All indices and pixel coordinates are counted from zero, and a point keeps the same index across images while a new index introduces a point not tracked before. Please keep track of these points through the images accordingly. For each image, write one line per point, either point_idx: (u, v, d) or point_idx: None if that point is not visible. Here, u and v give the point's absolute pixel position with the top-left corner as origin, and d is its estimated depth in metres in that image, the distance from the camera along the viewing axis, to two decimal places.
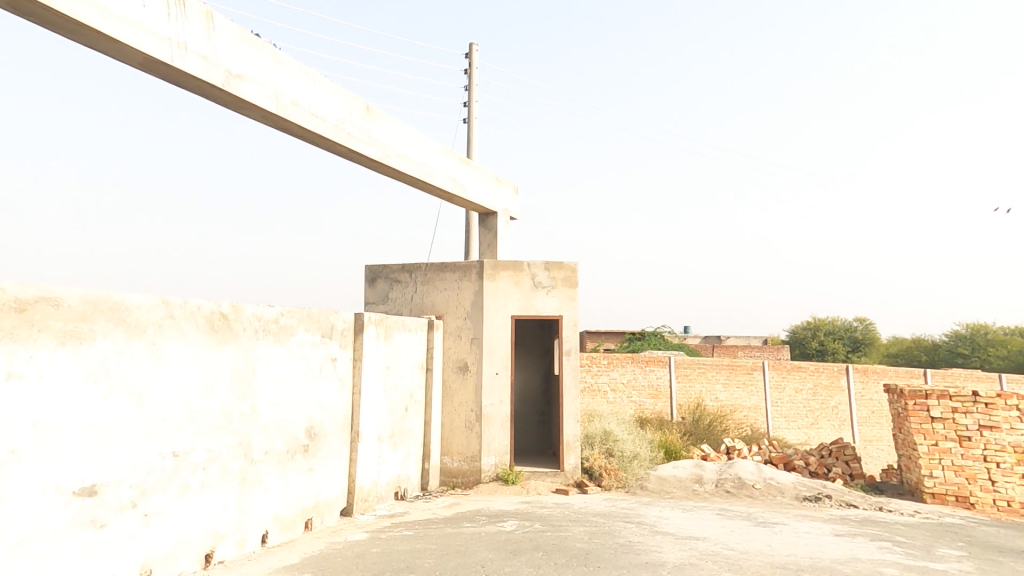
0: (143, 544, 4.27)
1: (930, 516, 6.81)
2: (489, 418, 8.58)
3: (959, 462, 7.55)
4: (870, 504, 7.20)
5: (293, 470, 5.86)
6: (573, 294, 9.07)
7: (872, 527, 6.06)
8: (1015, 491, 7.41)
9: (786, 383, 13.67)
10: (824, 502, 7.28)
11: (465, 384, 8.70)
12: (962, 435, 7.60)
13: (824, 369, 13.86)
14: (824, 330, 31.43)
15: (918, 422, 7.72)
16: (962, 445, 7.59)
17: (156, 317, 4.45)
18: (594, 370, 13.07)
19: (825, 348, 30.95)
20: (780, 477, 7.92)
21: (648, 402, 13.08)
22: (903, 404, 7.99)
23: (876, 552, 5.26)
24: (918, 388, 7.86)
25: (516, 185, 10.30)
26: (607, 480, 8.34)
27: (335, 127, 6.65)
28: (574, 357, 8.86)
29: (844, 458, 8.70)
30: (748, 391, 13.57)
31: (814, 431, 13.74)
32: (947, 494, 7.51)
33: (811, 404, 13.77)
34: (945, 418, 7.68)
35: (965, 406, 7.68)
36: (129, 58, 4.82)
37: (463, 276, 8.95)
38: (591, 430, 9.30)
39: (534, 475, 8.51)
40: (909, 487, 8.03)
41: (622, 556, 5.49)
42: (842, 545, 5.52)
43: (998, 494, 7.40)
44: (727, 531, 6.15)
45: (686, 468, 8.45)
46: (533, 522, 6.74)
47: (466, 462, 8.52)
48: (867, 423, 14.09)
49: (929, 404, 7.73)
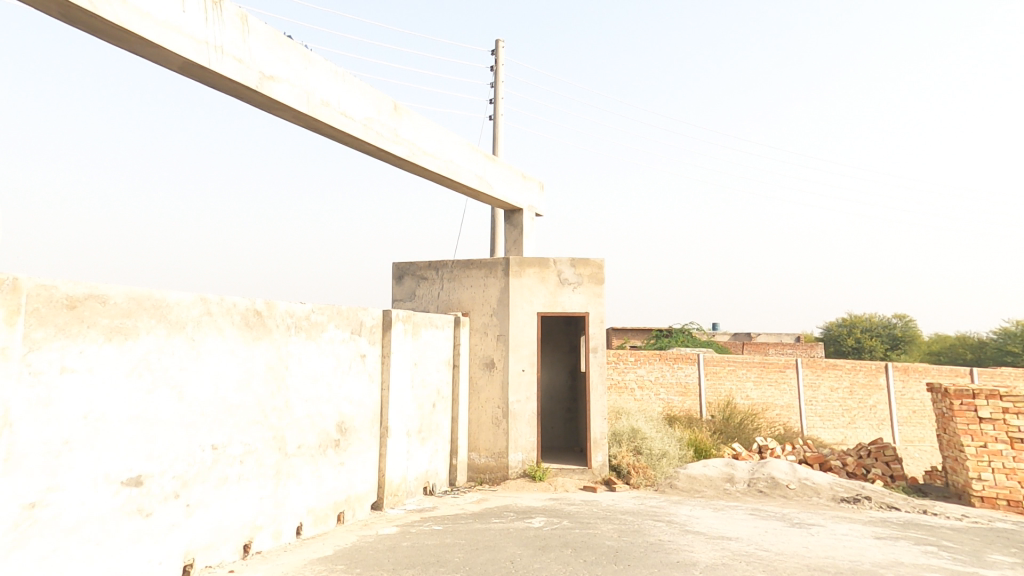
0: (186, 533, 4.41)
1: (978, 520, 6.53)
2: (515, 414, 8.59)
3: (1010, 465, 7.22)
4: (912, 506, 6.95)
5: (325, 464, 5.97)
6: (599, 291, 8.99)
7: (915, 530, 5.86)
8: None
9: (821, 381, 13.32)
10: (863, 504, 7.06)
11: (492, 380, 8.72)
12: (1015, 437, 7.26)
13: (862, 366, 13.43)
14: (861, 327, 30.42)
15: (965, 422, 7.43)
16: (1015, 447, 7.25)
17: (195, 314, 4.58)
18: (621, 367, 12.95)
19: (861, 346, 29.99)
20: (815, 477, 7.71)
21: (676, 400, 12.90)
22: (948, 403, 7.69)
23: (920, 557, 5.08)
24: (964, 388, 7.55)
25: (541, 181, 10.25)
26: (635, 478, 8.27)
27: (363, 126, 6.72)
28: (601, 354, 8.79)
29: (884, 459, 8.42)
30: (781, 389, 13.25)
31: (851, 430, 13.34)
32: (997, 497, 7.20)
33: (847, 403, 13.38)
34: (995, 419, 7.37)
35: (1017, 406, 7.32)
36: (169, 62, 4.96)
37: (490, 274, 8.96)
38: (618, 428, 9.22)
39: (562, 472, 8.50)
40: (956, 490, 7.72)
41: (652, 555, 5.43)
42: (882, 548, 5.35)
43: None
44: (761, 532, 6.02)
45: (716, 467, 8.30)
46: (561, 519, 6.72)
47: (493, 458, 8.54)
48: (908, 423, 13.60)
49: (977, 404, 7.43)
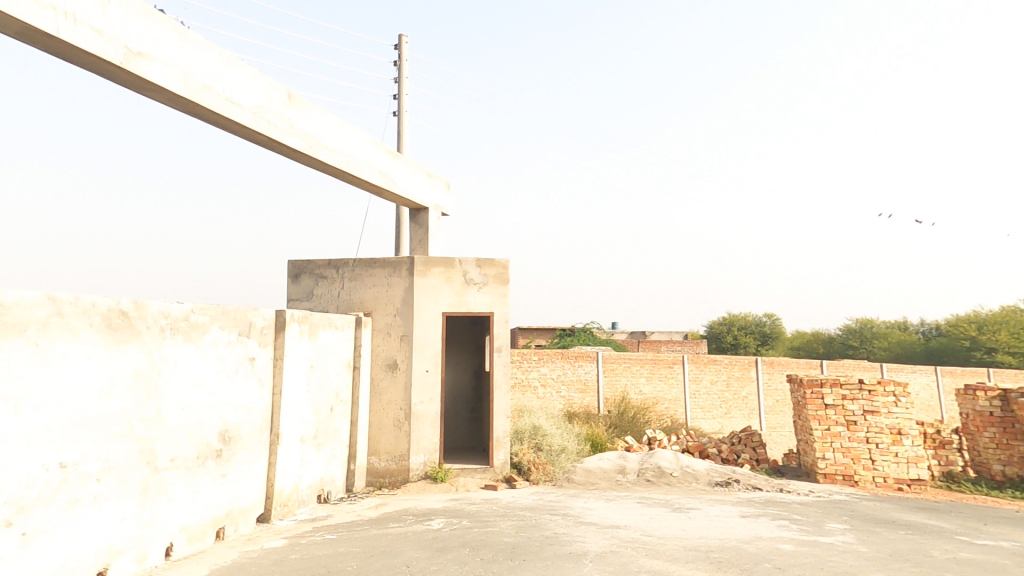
0: (20, 565, 3.86)
1: (822, 494, 7.47)
2: (418, 415, 8.47)
3: (846, 444, 8.30)
4: (772, 486, 7.78)
5: (203, 477, 5.51)
6: (504, 291, 9.12)
7: (774, 507, 6.57)
8: (891, 469, 8.21)
9: (704, 375, 14.52)
10: (734, 486, 7.80)
11: (394, 382, 8.54)
12: (850, 420, 8.37)
13: (737, 361, 14.81)
14: (738, 325, 33.59)
15: (814, 409, 8.45)
16: (849, 428, 8.34)
17: (40, 315, 4.04)
18: (525, 365, 13.24)
19: (738, 343, 33.14)
20: (695, 464, 8.39)
21: (576, 397, 13.42)
22: (801, 392, 8.70)
23: (776, 530, 5.71)
24: (814, 378, 8.59)
25: (448, 180, 10.22)
26: (535, 475, 8.48)
27: (253, 115, 6.30)
28: (505, 354, 8.90)
29: (752, 445, 9.34)
30: (669, 383, 14.25)
31: (727, 420, 14.66)
32: (836, 473, 8.26)
33: (725, 395, 14.69)
34: (836, 405, 8.44)
35: (852, 393, 8.46)
36: (5, 26, 4.32)
37: (394, 273, 8.77)
38: (521, 426, 9.40)
39: (463, 473, 8.51)
40: (806, 469, 8.76)
41: (547, 548, 5.62)
42: (746, 525, 5.95)
43: (878, 471, 8.19)
44: (647, 519, 6.44)
45: (610, 459, 8.75)
46: (461, 519, 6.74)
47: (394, 461, 8.36)
48: (773, 411, 15.25)
49: (823, 392, 8.47)
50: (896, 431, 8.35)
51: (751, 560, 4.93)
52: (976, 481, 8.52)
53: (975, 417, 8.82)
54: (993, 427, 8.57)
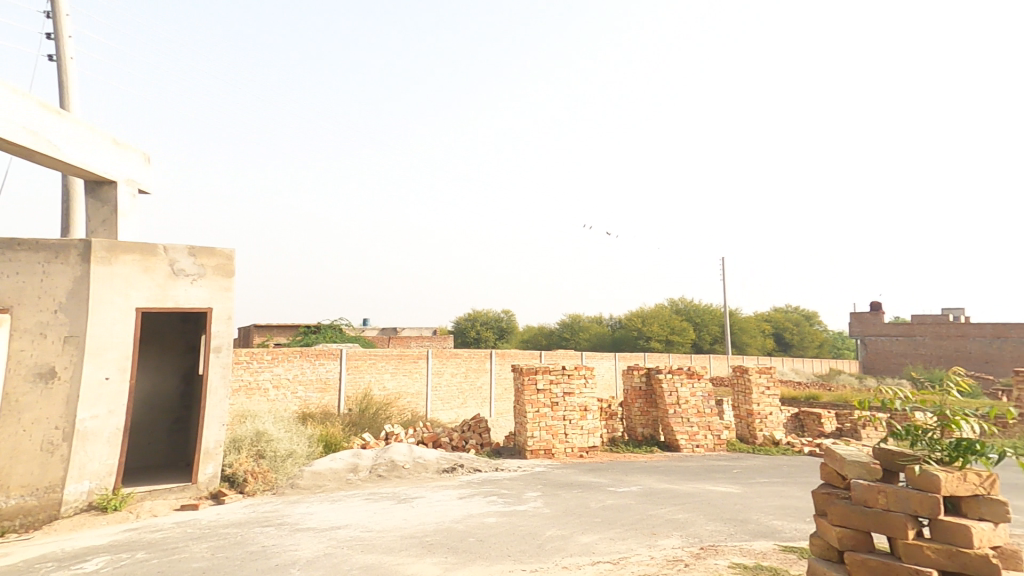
0: None
1: (525, 469, 8.67)
2: (85, 434, 6.91)
3: (549, 422, 9.76)
4: (490, 466, 8.74)
5: None
6: (225, 285, 8.16)
7: (487, 486, 7.38)
8: (579, 440, 9.91)
9: (445, 368, 15.53)
10: (458, 471, 8.52)
11: (50, 395, 6.79)
12: (553, 401, 9.83)
13: (475, 354, 16.34)
14: (480, 321, 37.36)
15: (529, 393, 9.73)
16: (552, 409, 9.83)
17: None
18: (254, 367, 11.92)
19: (480, 337, 36.77)
20: (427, 455, 8.86)
21: (314, 397, 12.77)
22: (521, 379, 9.86)
23: (485, 506, 6.42)
24: (530, 366, 9.82)
25: (148, 152, 8.62)
26: (251, 485, 7.80)
27: None
28: (224, 355, 7.96)
29: (479, 431, 10.33)
30: (414, 377, 14.80)
31: (463, 409, 15.91)
32: (540, 448, 9.67)
33: (463, 386, 15.96)
34: (545, 389, 9.79)
35: (557, 377, 9.86)
36: None
37: (55, 258, 6.99)
38: (240, 434, 8.59)
39: (150, 496, 7.35)
40: (518, 448, 10.06)
41: (248, 565, 5.20)
42: (462, 504, 6.56)
43: (569, 443, 9.82)
44: (370, 514, 6.54)
45: (343, 459, 8.59)
46: (136, 552, 5.69)
47: (38, 495, 6.63)
48: (502, 398, 17.29)
49: (536, 378, 9.75)
50: (584, 407, 10.06)
51: (460, 536, 5.37)
52: (626, 442, 10.61)
53: (630, 391, 10.84)
54: (640, 398, 10.77)
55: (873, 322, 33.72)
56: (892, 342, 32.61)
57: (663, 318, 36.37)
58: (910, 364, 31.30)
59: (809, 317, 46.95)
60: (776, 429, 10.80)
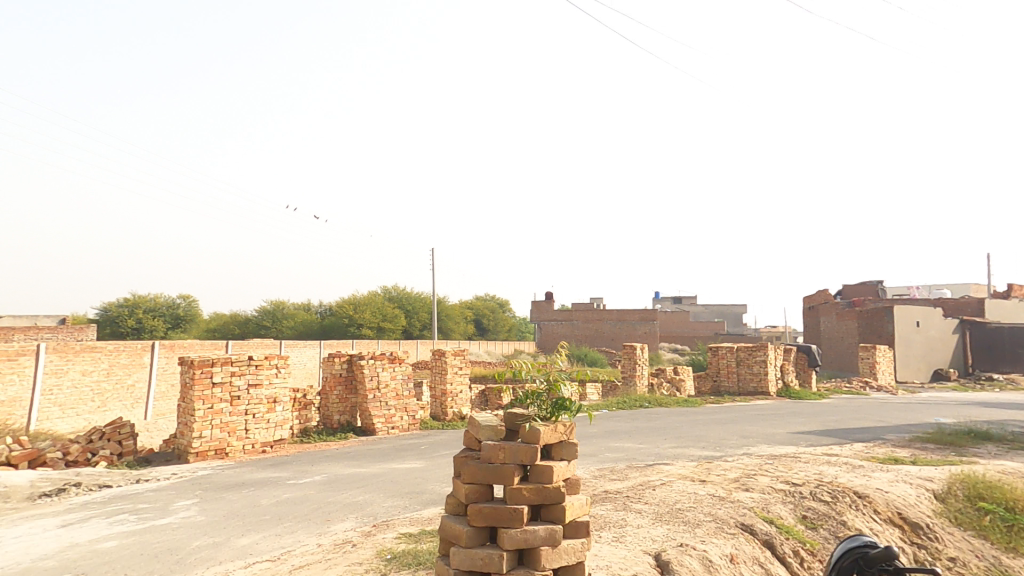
0: None
1: (183, 474, 7.60)
2: None
3: (225, 419, 8.89)
4: (127, 480, 7.35)
5: None
6: None
7: (118, 502, 6.21)
8: (262, 435, 9.30)
9: (68, 367, 12.92)
10: (67, 493, 6.72)
11: None
12: (233, 396, 8.96)
13: (123, 348, 14.18)
14: (144, 308, 31.36)
15: (200, 389, 8.62)
16: (231, 404, 8.97)
17: None
18: None
19: (142, 325, 30.92)
20: (12, 479, 6.80)
21: None
22: (190, 373, 8.64)
23: (108, 528, 5.26)
24: (205, 357, 8.69)
25: None
26: None
27: None
28: None
29: (117, 438, 8.82)
30: (6, 382, 11.58)
31: (98, 414, 13.47)
32: (209, 449, 8.71)
33: (100, 386, 13.55)
34: (223, 382, 8.85)
35: (240, 369, 9.00)
36: None
37: None
38: None
39: None
40: (178, 452, 8.84)
41: None
42: (61, 534, 5.09)
43: (248, 439, 9.13)
44: None
45: None
46: None
47: None
48: (163, 397, 15.21)
49: (212, 371, 8.71)
50: (272, 400, 9.46)
51: (52, 573, 4.13)
52: (319, 431, 10.47)
53: (329, 378, 10.73)
54: (339, 386, 10.81)
55: (547, 309, 40.54)
56: (557, 325, 39.68)
57: (376, 306, 37.79)
58: (570, 343, 38.93)
59: (502, 304, 54.19)
60: (464, 405, 12.22)
